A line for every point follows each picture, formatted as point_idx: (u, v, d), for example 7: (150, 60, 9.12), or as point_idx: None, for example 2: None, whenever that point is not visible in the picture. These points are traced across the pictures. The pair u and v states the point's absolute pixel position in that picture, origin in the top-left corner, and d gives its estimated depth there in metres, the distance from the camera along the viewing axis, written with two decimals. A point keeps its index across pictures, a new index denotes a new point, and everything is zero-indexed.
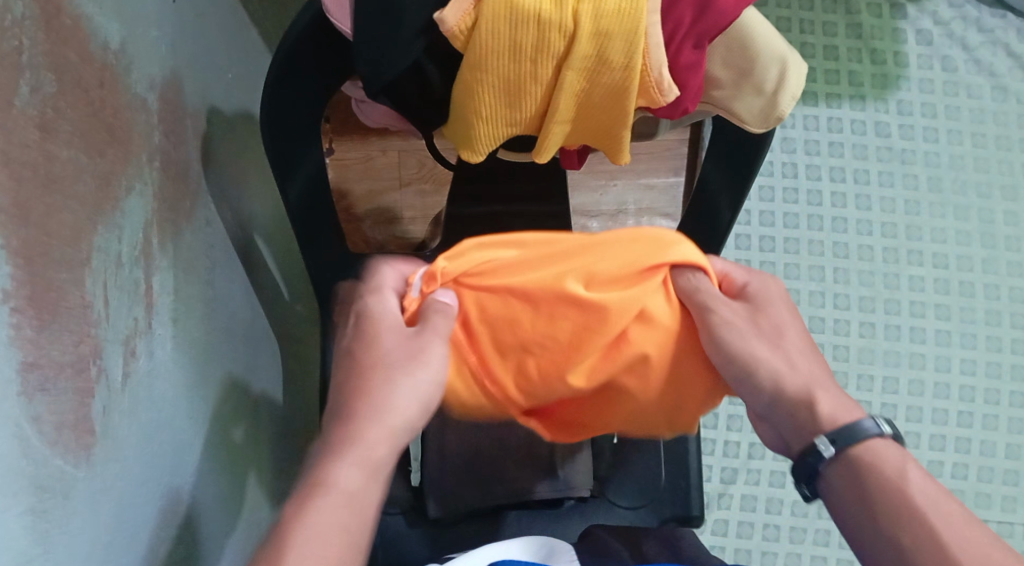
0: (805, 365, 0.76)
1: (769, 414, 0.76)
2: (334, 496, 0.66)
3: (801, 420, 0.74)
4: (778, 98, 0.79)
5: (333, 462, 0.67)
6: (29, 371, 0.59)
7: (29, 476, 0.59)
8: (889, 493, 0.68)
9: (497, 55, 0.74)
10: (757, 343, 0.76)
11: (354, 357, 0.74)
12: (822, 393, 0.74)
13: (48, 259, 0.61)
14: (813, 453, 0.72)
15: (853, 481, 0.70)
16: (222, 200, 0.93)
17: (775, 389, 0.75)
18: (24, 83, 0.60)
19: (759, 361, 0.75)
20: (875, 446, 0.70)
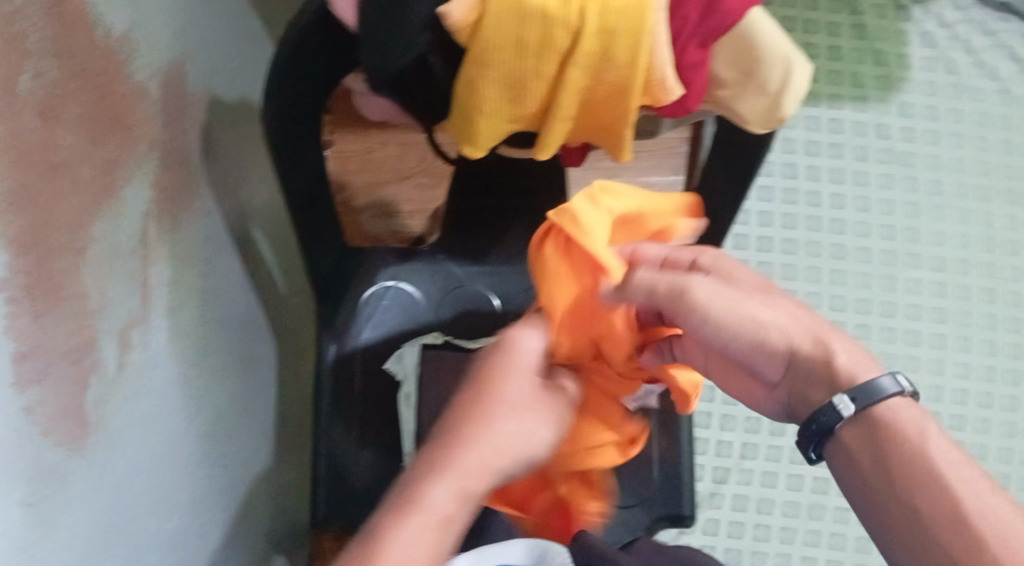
0: (806, 319, 0.77)
1: (787, 378, 0.77)
2: (427, 514, 0.69)
3: (820, 375, 0.75)
4: (782, 98, 0.79)
5: (431, 481, 0.71)
6: (25, 359, 0.58)
7: (24, 464, 0.58)
8: (909, 450, 0.70)
9: (501, 50, 0.74)
10: (755, 307, 0.76)
11: (462, 394, 0.78)
12: (833, 344, 0.75)
13: (46, 246, 0.61)
14: (832, 409, 0.73)
15: (871, 438, 0.72)
16: (222, 190, 0.92)
17: (789, 353, 0.76)
18: (29, 68, 0.60)
19: (765, 327, 0.76)
20: (892, 405, 0.72)
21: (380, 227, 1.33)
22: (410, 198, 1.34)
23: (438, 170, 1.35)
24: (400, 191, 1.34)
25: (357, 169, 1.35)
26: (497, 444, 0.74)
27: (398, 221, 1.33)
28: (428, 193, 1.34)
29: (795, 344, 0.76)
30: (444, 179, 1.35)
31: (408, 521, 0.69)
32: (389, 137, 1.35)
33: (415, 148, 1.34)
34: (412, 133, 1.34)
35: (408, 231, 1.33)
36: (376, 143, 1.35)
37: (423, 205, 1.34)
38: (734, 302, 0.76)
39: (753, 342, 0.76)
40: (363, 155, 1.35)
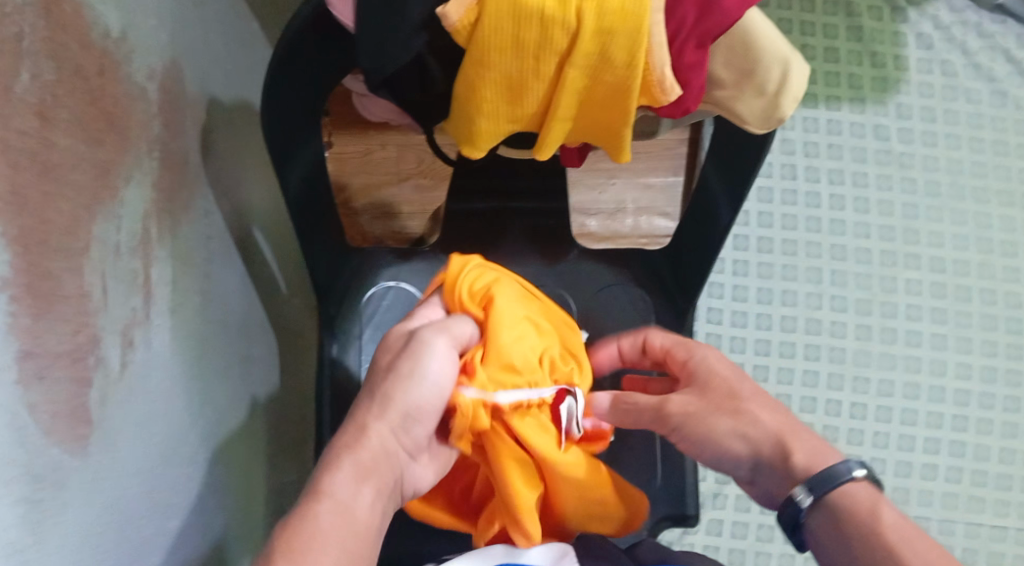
0: (773, 421, 0.78)
1: (755, 478, 0.79)
2: (328, 503, 0.70)
3: (782, 475, 0.76)
4: (778, 100, 0.79)
5: (331, 471, 0.72)
6: (25, 360, 0.59)
7: (24, 465, 0.58)
8: (868, 537, 0.71)
9: (500, 51, 0.74)
10: (719, 416, 0.79)
11: (370, 378, 0.77)
12: (795, 442, 0.76)
13: (46, 247, 0.61)
14: (792, 504, 0.74)
15: (834, 528, 0.73)
16: (220, 192, 0.92)
17: (754, 459, 0.78)
18: (23, 71, 0.60)
19: (726, 437, 0.79)
20: (850, 490, 0.73)
21: (381, 228, 1.33)
22: (409, 199, 1.34)
23: (438, 171, 1.35)
24: (399, 192, 1.34)
25: (356, 170, 1.35)
26: (381, 422, 0.74)
27: (398, 222, 1.33)
28: (427, 195, 1.34)
29: (757, 450, 0.78)
30: (443, 181, 1.35)
31: (308, 517, 0.69)
32: (388, 138, 1.35)
33: (414, 150, 1.35)
34: (410, 134, 1.35)
35: (407, 232, 1.33)
36: (375, 144, 1.35)
37: (422, 206, 1.34)
38: (709, 404, 0.80)
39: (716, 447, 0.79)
40: (362, 156, 1.35)
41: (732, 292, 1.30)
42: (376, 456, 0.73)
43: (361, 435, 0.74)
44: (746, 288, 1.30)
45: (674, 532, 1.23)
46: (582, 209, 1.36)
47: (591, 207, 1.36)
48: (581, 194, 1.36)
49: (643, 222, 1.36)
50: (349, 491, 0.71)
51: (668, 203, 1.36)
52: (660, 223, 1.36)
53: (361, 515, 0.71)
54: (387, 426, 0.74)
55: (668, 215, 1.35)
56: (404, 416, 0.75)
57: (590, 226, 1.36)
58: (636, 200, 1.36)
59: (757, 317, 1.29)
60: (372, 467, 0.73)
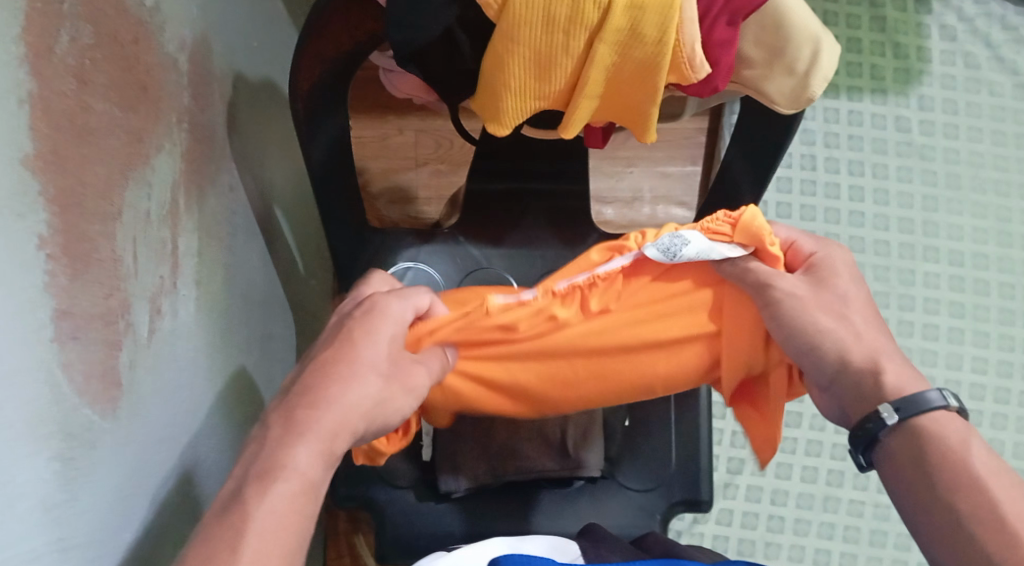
0: (873, 338, 0.74)
1: (830, 385, 0.74)
2: (290, 481, 0.64)
3: (866, 390, 0.72)
4: (809, 79, 0.79)
5: (291, 444, 0.66)
6: (60, 320, 0.59)
7: (58, 422, 0.59)
8: (951, 466, 0.68)
9: (530, 24, 0.74)
10: (822, 310, 0.74)
11: (343, 348, 0.72)
12: (887, 363, 0.73)
13: (82, 209, 0.61)
14: (875, 420, 0.71)
15: (911, 451, 0.70)
16: (245, 168, 0.92)
17: (839, 365, 0.73)
18: (64, 32, 0.60)
19: (823, 335, 0.73)
20: (940, 417, 0.69)
21: (397, 213, 1.33)
22: (426, 184, 1.34)
23: (455, 157, 1.35)
24: (416, 177, 1.34)
25: (374, 155, 1.34)
26: (352, 398, 0.69)
27: (414, 207, 1.33)
28: (445, 180, 1.34)
29: (852, 354, 0.73)
30: (461, 166, 1.35)
31: (274, 492, 0.63)
32: (405, 124, 1.35)
33: (432, 135, 1.35)
34: (428, 119, 1.35)
35: (422, 218, 1.33)
36: (393, 129, 1.35)
37: (438, 192, 1.34)
38: (820, 298, 0.75)
39: (809, 336, 0.73)
40: (380, 141, 1.35)
41: None
42: (341, 437, 0.68)
43: (329, 409, 0.68)
44: None
45: (684, 521, 1.22)
46: (599, 197, 1.36)
47: (608, 195, 1.36)
48: (599, 181, 1.36)
49: (660, 211, 1.36)
50: (312, 466, 0.66)
51: (685, 192, 1.36)
52: (677, 212, 1.36)
53: (320, 496, 0.66)
54: (359, 404, 0.70)
55: (685, 204, 1.35)
56: (375, 401, 0.71)
57: (606, 214, 1.36)
58: (653, 188, 1.36)
59: None
60: (334, 446, 0.68)
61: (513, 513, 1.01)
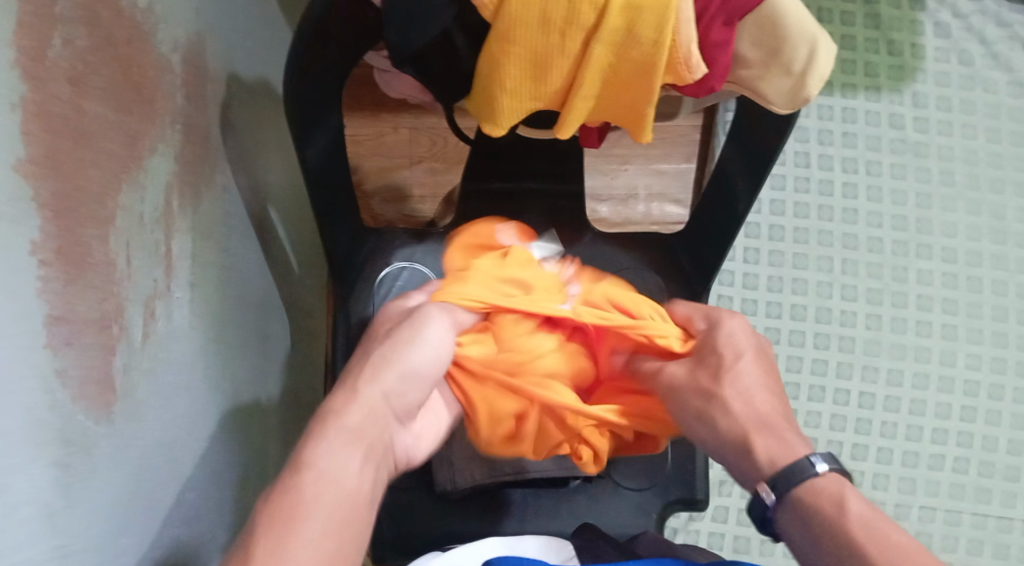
0: (765, 408, 0.82)
1: (731, 460, 0.82)
2: (320, 476, 0.70)
3: (742, 459, 0.81)
4: (806, 80, 0.78)
5: (319, 446, 0.72)
6: (55, 326, 0.59)
7: (55, 429, 0.58)
8: (834, 529, 0.73)
9: (526, 25, 0.73)
10: (697, 394, 0.84)
11: (362, 358, 0.80)
12: (762, 438, 0.80)
13: (76, 214, 0.61)
14: (759, 499, 0.78)
15: (799, 514, 0.76)
16: (239, 168, 0.92)
17: (738, 439, 0.81)
18: (58, 35, 0.60)
19: (715, 413, 0.83)
20: (817, 483, 0.76)
21: (392, 211, 1.33)
22: (421, 182, 1.34)
23: (450, 155, 1.34)
24: (412, 175, 1.34)
25: (369, 152, 1.34)
26: (381, 393, 0.78)
27: (409, 205, 1.33)
28: (441, 178, 1.34)
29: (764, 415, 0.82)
30: (456, 164, 1.34)
31: (316, 489, 0.69)
32: (401, 121, 1.34)
33: (427, 133, 1.34)
34: (424, 117, 1.34)
35: (417, 216, 1.33)
36: (387, 127, 1.34)
37: (433, 191, 1.34)
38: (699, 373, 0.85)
39: (701, 406, 0.84)
40: (375, 139, 1.34)
41: (743, 280, 1.30)
42: (366, 420, 0.75)
43: (348, 403, 0.76)
44: (757, 276, 1.30)
45: (680, 518, 1.22)
46: (594, 194, 1.36)
47: (603, 193, 1.36)
48: (593, 179, 1.36)
49: (655, 208, 1.36)
50: (351, 466, 0.72)
51: (680, 190, 1.36)
52: (672, 209, 1.35)
53: (357, 485, 0.71)
54: (374, 392, 0.78)
55: (680, 202, 1.35)
56: (400, 376, 0.79)
57: (601, 211, 1.36)
58: (648, 186, 1.36)
59: (767, 305, 1.29)
60: (364, 429, 0.75)
61: (509, 511, 1.01)
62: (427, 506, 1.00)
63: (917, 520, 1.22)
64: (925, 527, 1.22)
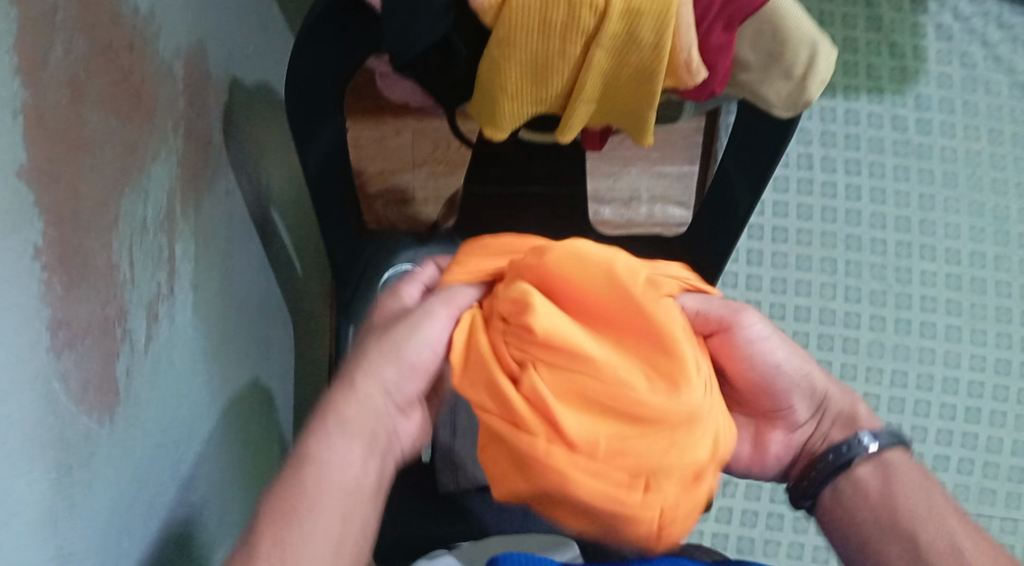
0: (838, 391, 0.79)
1: (804, 422, 0.77)
2: (319, 473, 0.65)
3: (842, 425, 0.77)
4: (806, 84, 0.79)
5: (318, 439, 0.66)
6: (57, 330, 0.59)
7: (56, 434, 0.59)
8: (907, 499, 0.73)
9: (527, 30, 0.74)
10: (808, 380, 0.77)
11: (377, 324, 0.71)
12: (864, 409, 0.78)
13: (78, 219, 0.61)
14: (853, 443, 0.75)
15: (879, 479, 0.74)
16: (242, 171, 0.92)
17: (822, 398, 0.78)
18: (59, 41, 0.60)
19: (810, 379, 0.77)
20: (902, 461, 0.75)
21: (394, 214, 1.33)
22: (423, 185, 1.34)
23: (453, 158, 1.35)
24: (414, 178, 1.34)
25: (372, 156, 1.34)
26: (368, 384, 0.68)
27: (412, 208, 1.33)
28: (443, 180, 1.35)
29: (824, 399, 0.78)
30: (458, 167, 1.35)
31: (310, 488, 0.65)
32: (403, 124, 1.34)
33: (430, 136, 1.34)
34: (426, 119, 1.34)
35: (420, 219, 1.33)
36: (390, 130, 1.34)
37: (436, 193, 1.34)
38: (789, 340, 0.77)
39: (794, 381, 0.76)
40: (377, 142, 1.34)
41: (746, 282, 1.30)
42: (366, 413, 0.68)
43: (349, 399, 0.68)
44: (760, 277, 1.30)
45: (683, 519, 1.22)
46: (596, 197, 1.36)
47: (605, 195, 1.36)
48: (596, 181, 1.36)
49: (657, 211, 1.36)
50: (353, 457, 0.67)
51: (683, 192, 1.36)
52: (675, 212, 1.36)
53: (351, 479, 0.66)
54: (377, 380, 0.68)
55: (682, 204, 1.36)
56: (402, 368, 0.68)
57: (604, 214, 1.36)
58: (650, 188, 1.36)
59: (770, 307, 1.29)
60: (358, 425, 0.67)
61: None
62: (432, 509, 1.00)
63: None
64: None
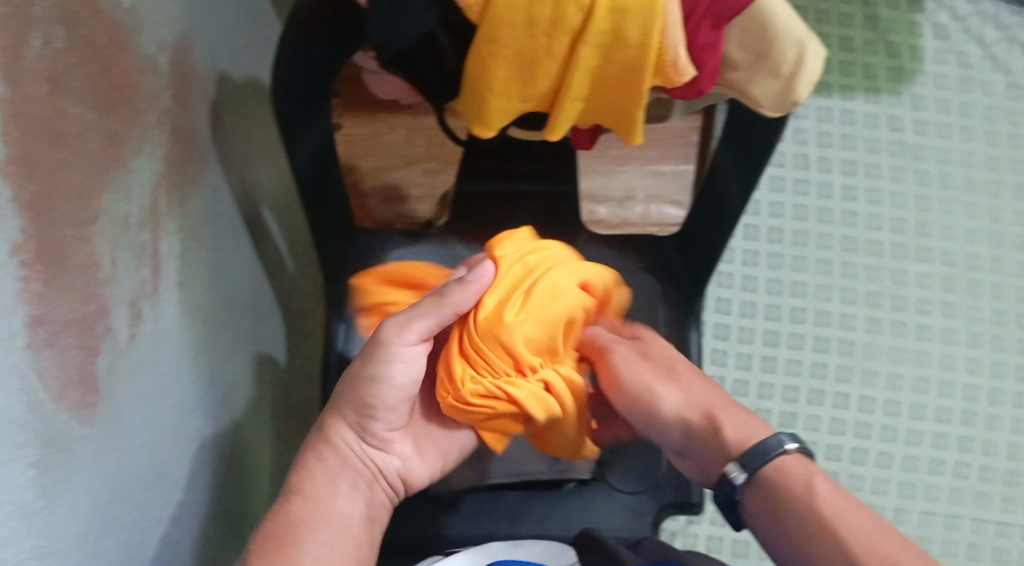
0: (702, 396, 0.86)
1: (685, 449, 0.86)
2: (317, 505, 0.79)
3: (710, 444, 0.83)
4: (794, 82, 0.78)
5: (308, 474, 0.81)
6: (33, 326, 0.59)
7: (33, 430, 0.58)
8: (802, 510, 0.74)
9: (512, 27, 0.73)
10: (662, 392, 0.87)
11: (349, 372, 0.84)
12: (725, 417, 0.83)
13: (56, 215, 0.61)
14: (729, 480, 0.79)
15: (763, 496, 0.77)
16: (230, 168, 0.92)
17: (684, 428, 0.85)
18: (36, 36, 0.60)
19: (663, 408, 0.86)
20: (783, 462, 0.77)
21: (389, 211, 1.31)
22: (418, 182, 1.33)
23: (447, 155, 1.34)
24: (407, 175, 1.33)
25: (365, 153, 1.34)
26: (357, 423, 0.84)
27: (406, 205, 1.31)
28: (437, 178, 1.33)
29: (683, 418, 0.85)
30: (452, 165, 1.34)
31: (310, 516, 0.78)
32: (397, 122, 1.35)
33: (423, 132, 1.35)
34: (420, 117, 1.35)
35: (414, 216, 1.31)
36: (383, 127, 1.35)
37: (430, 190, 1.33)
38: (643, 368, 0.88)
39: (648, 413, 0.87)
40: (371, 138, 1.34)
41: (741, 283, 1.29)
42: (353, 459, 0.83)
43: (326, 444, 0.83)
44: (756, 278, 1.30)
45: (677, 521, 1.22)
46: (591, 196, 1.35)
47: (600, 194, 1.35)
48: (590, 180, 1.36)
49: (652, 210, 1.35)
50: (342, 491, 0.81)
51: (678, 192, 1.35)
52: (670, 211, 1.35)
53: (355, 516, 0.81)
54: (352, 427, 0.84)
55: (678, 203, 1.35)
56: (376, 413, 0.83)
57: (598, 213, 1.35)
58: (646, 188, 1.35)
59: (765, 308, 1.29)
60: (343, 466, 0.82)
61: (502, 513, 1.01)
62: (422, 509, 0.99)
63: (917, 525, 1.21)
64: (924, 532, 1.20)
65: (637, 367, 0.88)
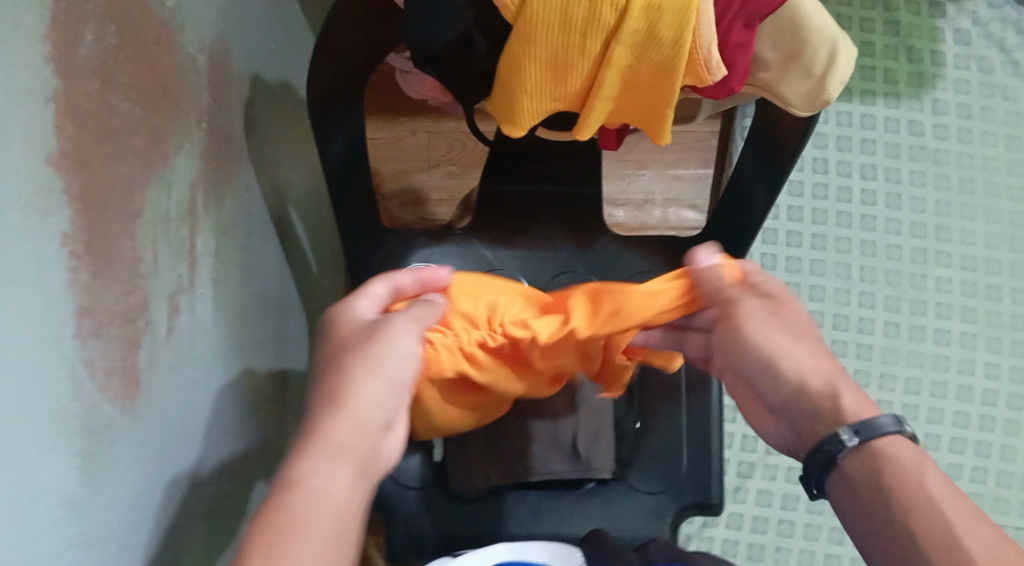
0: (827, 367, 0.75)
1: (782, 406, 0.76)
2: (307, 495, 0.64)
3: (822, 410, 0.73)
4: (826, 82, 0.79)
5: (307, 461, 0.66)
6: (83, 317, 0.60)
7: (80, 419, 0.59)
8: (908, 489, 0.67)
9: (547, 26, 0.74)
10: (789, 353, 0.75)
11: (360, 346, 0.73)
12: (844, 388, 0.73)
13: (104, 207, 0.62)
14: (834, 442, 0.70)
15: (868, 467, 0.69)
16: (261, 168, 0.93)
17: (797, 385, 0.74)
18: (88, 32, 0.61)
19: (781, 357, 0.75)
20: (896, 441, 0.69)
21: (409, 215, 1.34)
22: (438, 186, 1.35)
23: (468, 159, 1.35)
24: (429, 178, 1.35)
25: (387, 156, 1.35)
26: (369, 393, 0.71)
27: (427, 209, 1.33)
28: (458, 181, 1.35)
29: (802, 379, 0.74)
30: (474, 168, 1.35)
31: (301, 515, 0.63)
32: (419, 126, 1.35)
33: (446, 136, 1.35)
34: (442, 120, 1.35)
35: (435, 219, 1.33)
36: (406, 131, 1.35)
37: (451, 194, 1.35)
38: (782, 319, 0.77)
39: (762, 361, 0.76)
40: (393, 143, 1.35)
41: None
42: (354, 434, 0.68)
43: (335, 419, 0.68)
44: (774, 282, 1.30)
45: (694, 525, 1.22)
46: (611, 200, 1.36)
47: (619, 198, 1.36)
48: (610, 184, 1.37)
49: (671, 214, 1.36)
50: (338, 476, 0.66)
51: (697, 195, 1.36)
52: (689, 215, 1.35)
53: (343, 500, 0.65)
54: (368, 401, 0.70)
55: (697, 208, 1.35)
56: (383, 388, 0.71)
57: (618, 216, 1.36)
58: (665, 192, 1.36)
59: None
60: (350, 447, 0.68)
61: (523, 513, 1.01)
62: (442, 510, 1.00)
63: None
64: None
65: (768, 316, 0.77)
